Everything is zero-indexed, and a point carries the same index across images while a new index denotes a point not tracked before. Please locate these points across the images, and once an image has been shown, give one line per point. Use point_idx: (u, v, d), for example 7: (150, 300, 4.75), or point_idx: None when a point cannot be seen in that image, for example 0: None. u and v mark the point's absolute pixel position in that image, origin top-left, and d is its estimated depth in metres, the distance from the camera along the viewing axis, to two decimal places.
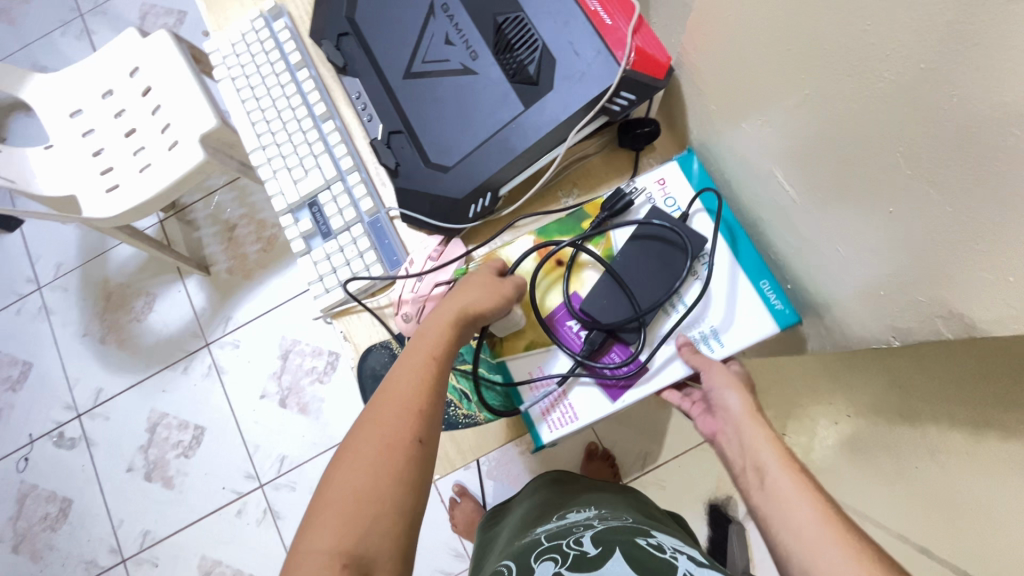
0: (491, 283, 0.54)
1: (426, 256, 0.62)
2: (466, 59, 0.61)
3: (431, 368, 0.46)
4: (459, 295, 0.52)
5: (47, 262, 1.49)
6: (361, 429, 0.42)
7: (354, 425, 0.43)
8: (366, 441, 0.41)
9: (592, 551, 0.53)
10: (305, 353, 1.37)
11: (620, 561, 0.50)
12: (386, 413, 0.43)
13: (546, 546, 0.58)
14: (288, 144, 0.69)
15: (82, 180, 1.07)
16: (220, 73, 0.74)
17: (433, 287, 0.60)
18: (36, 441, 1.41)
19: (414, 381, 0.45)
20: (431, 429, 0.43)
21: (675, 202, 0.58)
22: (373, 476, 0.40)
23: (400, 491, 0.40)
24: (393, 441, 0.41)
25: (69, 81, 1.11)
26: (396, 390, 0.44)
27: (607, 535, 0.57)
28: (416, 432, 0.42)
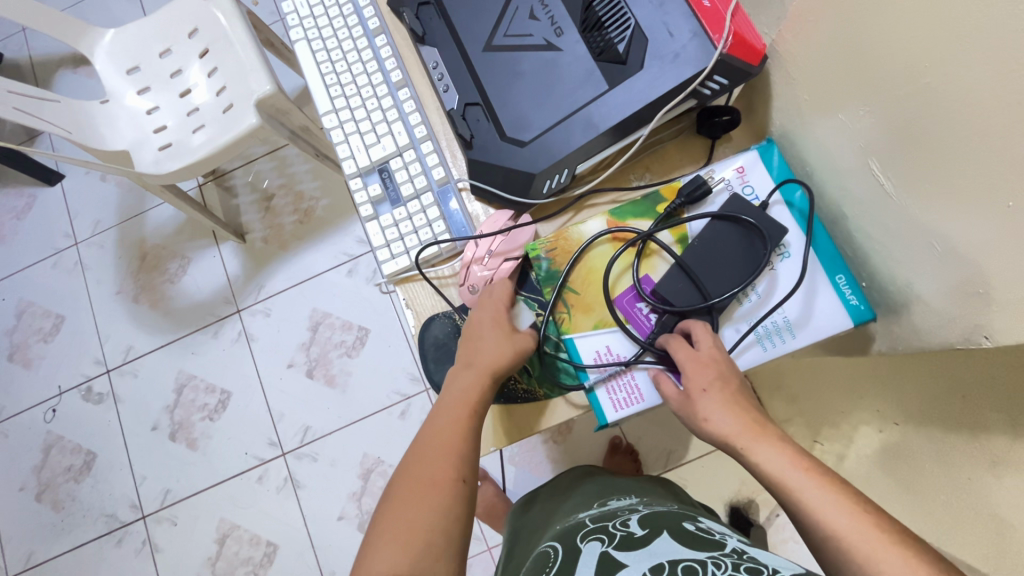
0: (501, 332, 0.57)
1: (497, 229, 0.62)
2: (550, 34, 0.60)
3: (467, 415, 0.51)
4: (476, 344, 0.56)
5: (86, 219, 1.51)
6: (413, 471, 0.47)
7: (406, 468, 0.48)
8: (413, 483, 0.46)
9: (638, 531, 0.53)
10: (335, 326, 1.38)
11: (667, 538, 0.49)
12: (429, 456, 0.48)
13: (591, 528, 0.58)
14: (362, 109, 0.70)
15: (135, 137, 1.08)
16: (298, 36, 0.75)
17: (502, 260, 0.61)
18: (65, 393, 1.43)
19: (450, 427, 0.50)
20: (471, 470, 0.48)
21: (754, 191, 0.58)
22: (422, 514, 0.44)
23: (449, 525, 0.44)
24: (439, 480, 0.46)
25: (129, 37, 1.11)
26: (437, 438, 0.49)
27: (654, 519, 0.56)
28: (458, 474, 0.47)
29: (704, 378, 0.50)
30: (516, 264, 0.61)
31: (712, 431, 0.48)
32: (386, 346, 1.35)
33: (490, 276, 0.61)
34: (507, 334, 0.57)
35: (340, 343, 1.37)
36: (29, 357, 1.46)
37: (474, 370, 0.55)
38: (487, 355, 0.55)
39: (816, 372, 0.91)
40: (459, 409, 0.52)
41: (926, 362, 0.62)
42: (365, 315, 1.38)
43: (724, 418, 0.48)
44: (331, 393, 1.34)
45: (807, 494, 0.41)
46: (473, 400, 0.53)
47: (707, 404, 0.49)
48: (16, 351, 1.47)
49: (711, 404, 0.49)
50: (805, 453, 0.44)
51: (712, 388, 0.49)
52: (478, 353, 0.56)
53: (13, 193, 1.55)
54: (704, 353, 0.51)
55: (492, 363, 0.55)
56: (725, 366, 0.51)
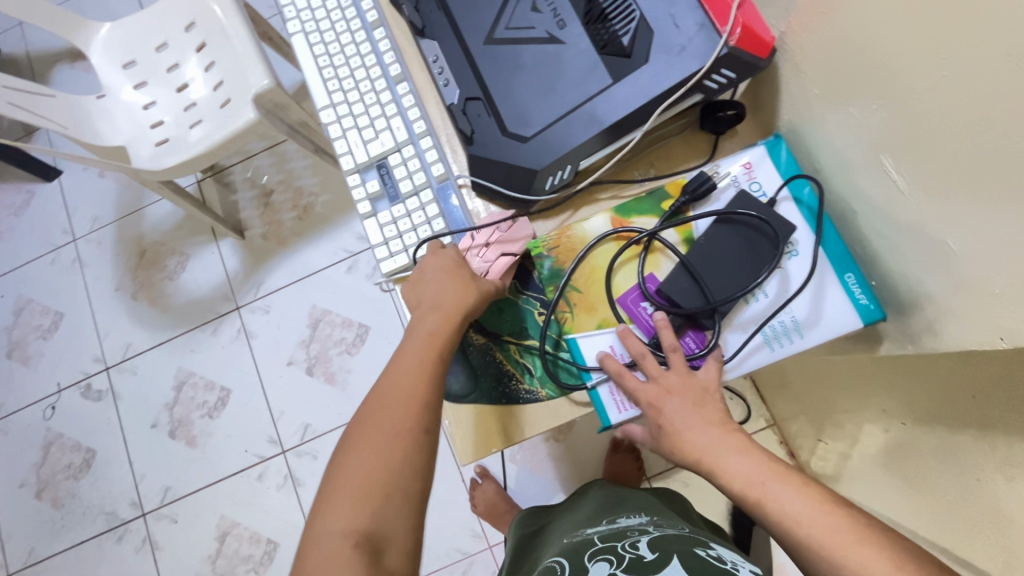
0: (462, 278, 0.57)
1: (495, 228, 0.60)
2: (552, 27, 0.59)
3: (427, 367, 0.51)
4: (438, 289, 0.56)
5: (84, 215, 1.50)
6: (371, 421, 0.48)
7: (363, 420, 0.48)
8: (375, 436, 0.47)
9: (649, 555, 0.52)
10: (334, 323, 1.37)
11: (678, 563, 0.49)
12: (390, 406, 0.48)
13: (602, 547, 0.57)
14: (361, 104, 0.68)
15: (132, 132, 1.07)
16: (296, 29, 0.73)
17: (499, 254, 0.59)
18: (64, 391, 1.42)
19: (415, 375, 0.50)
20: (435, 419, 0.49)
21: (761, 187, 0.57)
22: (384, 471, 0.45)
23: (409, 474, 0.45)
24: (400, 431, 0.47)
25: (125, 30, 1.10)
26: (402, 385, 0.49)
27: (665, 541, 0.55)
28: (422, 431, 0.47)
29: (662, 406, 0.50)
30: (514, 258, 0.59)
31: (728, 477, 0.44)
32: (386, 344, 1.34)
33: (488, 269, 0.59)
34: (472, 279, 0.56)
35: (340, 340, 1.36)
36: (28, 354, 1.45)
37: (440, 313, 0.54)
38: (453, 299, 0.55)
39: (820, 370, 0.90)
40: (424, 356, 0.51)
41: (935, 364, 0.61)
42: (364, 312, 1.37)
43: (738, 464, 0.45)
44: (331, 390, 1.33)
45: (786, 503, 0.41)
46: (438, 346, 0.52)
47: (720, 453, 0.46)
48: (14, 348, 1.46)
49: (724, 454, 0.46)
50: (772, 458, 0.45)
51: (671, 413, 0.49)
52: (441, 296, 0.55)
53: (11, 189, 1.54)
54: (661, 377, 0.51)
55: (459, 306, 0.54)
56: (687, 380, 0.51)
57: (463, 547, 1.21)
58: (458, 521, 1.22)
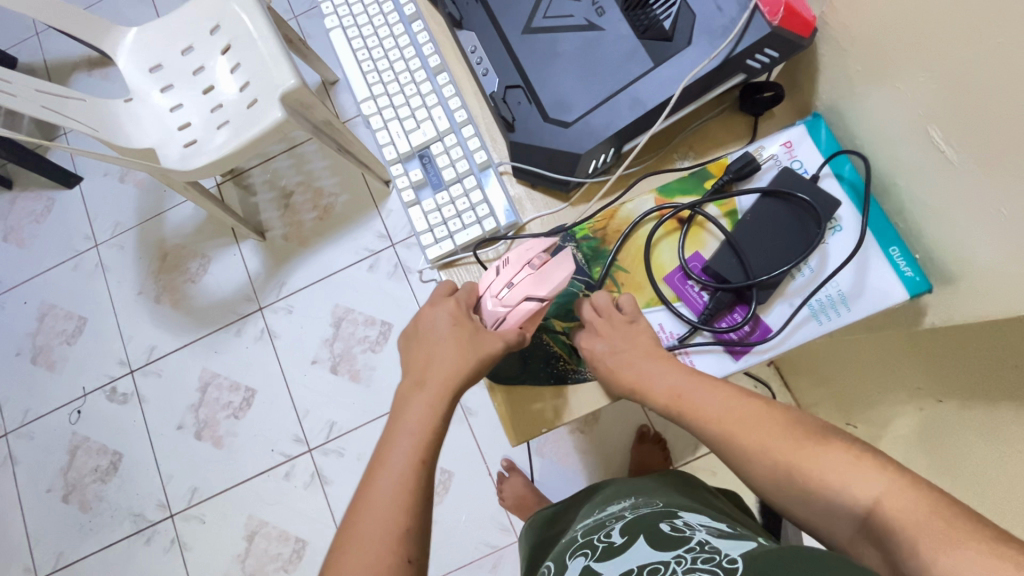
0: (457, 339, 0.56)
1: (527, 265, 0.57)
2: (591, 15, 0.60)
3: (406, 481, 0.47)
4: (428, 359, 0.55)
5: (106, 220, 1.52)
6: (348, 560, 0.44)
7: (340, 557, 0.44)
8: (354, 565, 0.44)
9: (619, 540, 0.59)
10: (358, 321, 1.38)
11: (641, 544, 0.55)
12: (373, 513, 0.46)
13: (582, 542, 0.64)
14: (401, 96, 0.70)
15: (159, 135, 1.09)
16: (334, 25, 0.75)
17: (522, 299, 0.56)
18: (90, 394, 1.43)
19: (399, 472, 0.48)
20: (419, 545, 0.46)
21: (803, 165, 0.58)
22: None
23: None
24: (381, 569, 0.43)
25: (152, 35, 1.11)
26: (382, 500, 0.46)
27: (635, 524, 0.62)
28: (404, 552, 0.44)
29: (595, 346, 0.56)
30: (537, 306, 0.56)
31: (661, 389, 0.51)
32: None
33: (508, 312, 0.57)
34: (468, 341, 0.55)
35: (363, 338, 1.37)
36: (53, 359, 1.47)
37: (427, 390, 0.53)
38: (441, 373, 0.54)
39: (851, 353, 0.90)
40: (410, 452, 0.49)
41: (971, 337, 0.62)
42: (387, 310, 1.37)
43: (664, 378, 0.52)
44: (355, 388, 1.34)
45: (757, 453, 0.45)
46: (421, 446, 0.50)
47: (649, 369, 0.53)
48: (38, 353, 1.47)
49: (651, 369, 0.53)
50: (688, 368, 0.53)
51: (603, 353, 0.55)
52: (430, 371, 0.54)
53: (32, 197, 1.56)
54: (595, 322, 0.57)
55: (448, 385, 0.53)
56: (615, 323, 0.56)
57: (491, 540, 1.22)
58: (485, 514, 1.23)
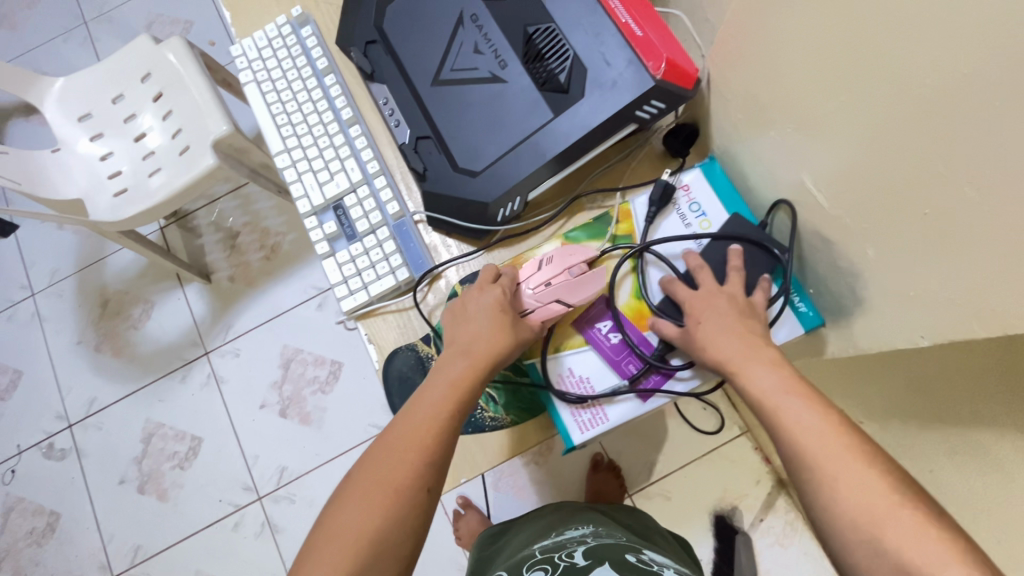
0: (502, 316, 0.55)
1: (571, 267, 0.57)
2: (495, 67, 0.62)
3: (438, 421, 0.49)
4: (475, 331, 0.54)
5: (42, 268, 1.47)
6: (373, 467, 0.46)
7: (367, 463, 0.47)
8: (379, 474, 0.46)
9: (581, 562, 0.59)
10: (307, 361, 1.36)
11: (608, 569, 0.55)
12: (408, 435, 0.48)
13: (540, 558, 0.64)
14: (314, 148, 0.70)
15: (89, 185, 1.07)
16: (245, 78, 0.74)
17: (551, 300, 0.56)
18: (25, 452, 1.37)
19: (424, 424, 0.48)
20: (439, 482, 0.47)
21: (701, 208, 0.61)
22: (373, 514, 0.44)
23: (402, 537, 0.43)
24: (401, 487, 0.45)
25: (81, 84, 1.10)
26: (415, 428, 0.48)
27: (599, 550, 0.62)
28: (424, 481, 0.46)
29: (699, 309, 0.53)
30: (562, 311, 0.56)
31: (753, 386, 0.46)
32: (360, 379, 1.33)
33: (535, 308, 0.57)
34: (514, 319, 0.55)
35: (313, 379, 1.34)
36: None
37: (468, 359, 0.53)
38: (486, 338, 0.54)
39: None
40: (443, 404, 0.50)
41: (876, 366, 0.64)
42: (337, 348, 1.36)
43: (767, 376, 0.46)
44: (307, 431, 1.31)
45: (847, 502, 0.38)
46: (460, 397, 0.51)
47: (758, 367, 0.47)
48: None
49: (759, 367, 0.47)
50: (797, 375, 0.46)
51: (707, 324, 0.52)
52: (478, 334, 0.54)
53: None
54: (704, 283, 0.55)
55: (490, 351, 0.53)
56: (733, 301, 0.53)
57: None
58: (442, 554, 1.20)
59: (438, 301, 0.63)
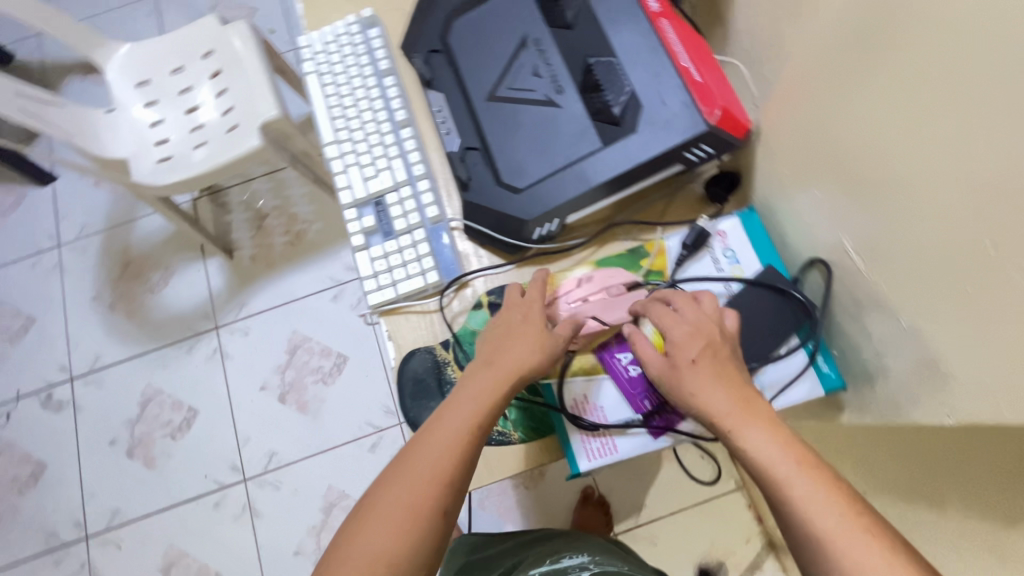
0: (531, 336, 0.53)
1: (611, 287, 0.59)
2: (551, 92, 0.64)
3: (461, 440, 0.47)
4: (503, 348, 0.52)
5: (73, 221, 1.51)
6: (391, 486, 0.44)
7: (384, 481, 0.45)
8: (395, 494, 0.44)
9: None
10: (313, 350, 1.36)
11: None
12: (429, 452, 0.46)
13: None
14: (365, 144, 0.72)
15: (135, 148, 1.09)
16: (307, 68, 0.77)
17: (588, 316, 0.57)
18: (23, 398, 1.38)
19: (443, 447, 0.46)
20: (458, 504, 0.45)
21: (734, 255, 0.62)
22: (391, 537, 0.42)
23: (420, 561, 0.42)
24: (420, 508, 0.43)
25: (146, 52, 1.14)
26: (437, 443, 0.46)
27: None
28: (443, 503, 0.44)
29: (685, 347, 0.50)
30: (597, 330, 0.57)
31: (753, 456, 0.42)
32: (362, 375, 1.33)
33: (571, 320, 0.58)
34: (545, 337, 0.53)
35: (314, 367, 1.35)
36: None
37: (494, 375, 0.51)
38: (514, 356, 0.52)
39: None
40: (467, 422, 0.47)
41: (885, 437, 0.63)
42: (344, 342, 1.36)
43: (769, 445, 0.42)
44: (301, 419, 1.31)
45: None
46: (483, 414, 0.48)
47: (760, 432, 0.43)
48: None
49: (756, 433, 0.43)
50: (800, 446, 0.42)
51: (692, 370, 0.48)
52: (506, 352, 0.52)
53: (4, 190, 1.55)
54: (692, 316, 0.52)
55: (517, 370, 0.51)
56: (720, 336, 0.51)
57: None
58: None
59: (461, 305, 0.64)
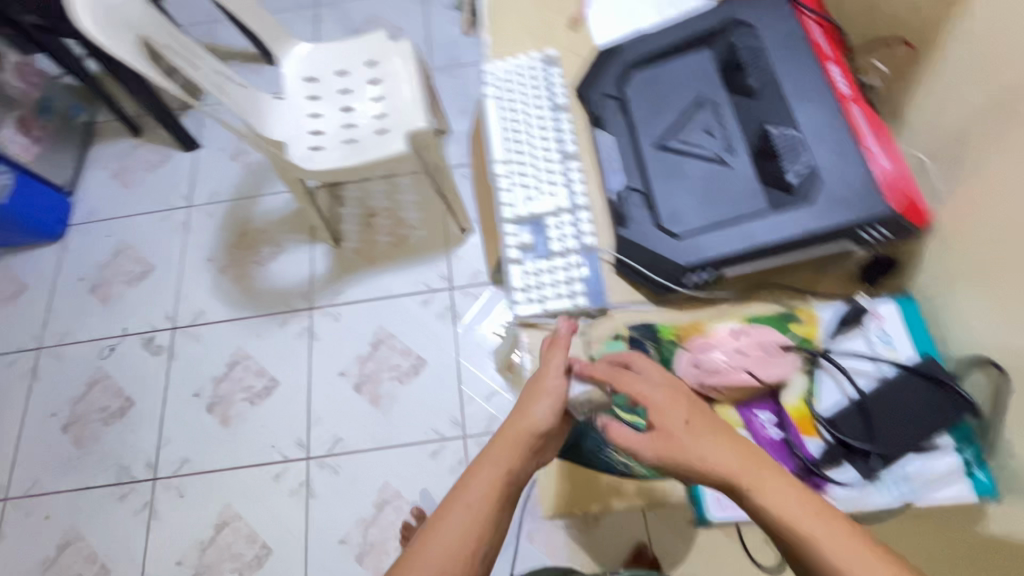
0: (549, 404, 0.58)
1: (762, 347, 0.62)
2: (722, 151, 0.67)
3: (484, 505, 0.52)
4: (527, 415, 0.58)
5: (207, 188, 1.66)
6: (418, 557, 0.49)
7: (409, 551, 0.49)
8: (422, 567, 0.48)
9: None
10: (395, 348, 1.42)
11: None
12: (453, 524, 0.50)
13: None
14: (533, 166, 0.76)
15: (291, 133, 1.20)
16: (488, 89, 0.81)
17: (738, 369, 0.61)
18: (128, 337, 1.49)
19: (468, 517, 0.51)
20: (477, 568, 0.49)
21: (891, 340, 0.66)
22: None
23: None
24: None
25: (319, 53, 1.27)
26: (460, 515, 0.51)
27: None
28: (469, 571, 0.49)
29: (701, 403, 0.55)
30: (744, 380, 0.61)
31: (779, 516, 0.47)
32: (437, 382, 1.37)
33: (716, 369, 0.61)
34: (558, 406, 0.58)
35: (395, 366, 1.40)
36: (110, 294, 1.55)
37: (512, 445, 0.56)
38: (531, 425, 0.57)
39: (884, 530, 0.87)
40: (485, 493, 0.52)
41: None
42: (426, 346, 1.41)
43: (794, 505, 0.47)
44: (371, 412, 1.35)
45: None
46: (501, 481, 0.53)
47: (789, 496, 0.48)
48: (100, 285, 1.56)
49: (790, 497, 0.48)
50: (825, 504, 0.48)
51: (713, 439, 0.52)
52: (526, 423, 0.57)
53: (154, 149, 1.73)
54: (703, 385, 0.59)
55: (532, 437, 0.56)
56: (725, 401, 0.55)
57: None
58: None
59: (604, 327, 0.67)
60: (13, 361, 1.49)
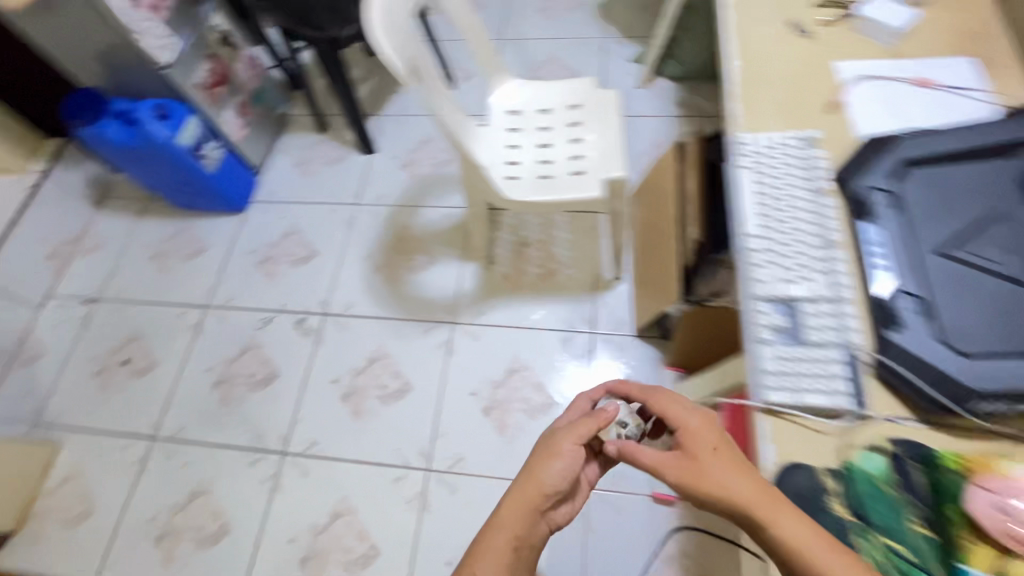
0: (558, 458, 0.75)
1: None
2: (1019, 273, 0.65)
3: (510, 546, 0.69)
4: (541, 467, 0.74)
5: (375, 190, 1.77)
6: None
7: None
8: None
9: None
10: (528, 381, 1.42)
11: None
12: (486, 559, 0.68)
13: None
14: (791, 247, 0.72)
15: (489, 158, 1.24)
16: (742, 162, 0.80)
17: None
18: (283, 313, 1.60)
19: (499, 553, 0.68)
20: None
21: None
22: None
23: None
24: None
25: (524, 87, 1.32)
26: (492, 553, 0.68)
27: None
28: None
29: (698, 429, 0.65)
30: None
31: (781, 537, 0.54)
32: None
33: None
34: (565, 459, 0.74)
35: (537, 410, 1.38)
36: (275, 271, 1.68)
37: (530, 491, 0.73)
38: (545, 476, 0.74)
39: None
40: (507, 536, 0.69)
41: None
42: (568, 390, 1.39)
43: (787, 523, 0.54)
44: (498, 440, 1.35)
45: None
46: (519, 525, 0.70)
47: (776, 513, 0.55)
48: (268, 261, 1.70)
49: (781, 515, 0.55)
50: (808, 523, 0.55)
51: (711, 465, 0.61)
52: (541, 475, 0.74)
53: (334, 147, 1.88)
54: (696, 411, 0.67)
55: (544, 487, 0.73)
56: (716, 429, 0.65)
57: None
58: None
59: (867, 433, 0.62)
60: (182, 314, 1.64)
